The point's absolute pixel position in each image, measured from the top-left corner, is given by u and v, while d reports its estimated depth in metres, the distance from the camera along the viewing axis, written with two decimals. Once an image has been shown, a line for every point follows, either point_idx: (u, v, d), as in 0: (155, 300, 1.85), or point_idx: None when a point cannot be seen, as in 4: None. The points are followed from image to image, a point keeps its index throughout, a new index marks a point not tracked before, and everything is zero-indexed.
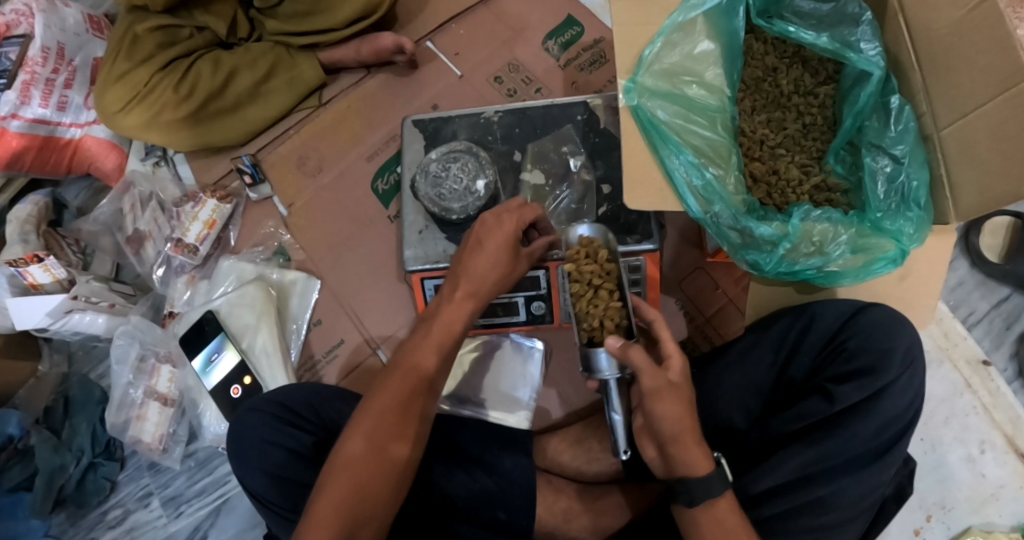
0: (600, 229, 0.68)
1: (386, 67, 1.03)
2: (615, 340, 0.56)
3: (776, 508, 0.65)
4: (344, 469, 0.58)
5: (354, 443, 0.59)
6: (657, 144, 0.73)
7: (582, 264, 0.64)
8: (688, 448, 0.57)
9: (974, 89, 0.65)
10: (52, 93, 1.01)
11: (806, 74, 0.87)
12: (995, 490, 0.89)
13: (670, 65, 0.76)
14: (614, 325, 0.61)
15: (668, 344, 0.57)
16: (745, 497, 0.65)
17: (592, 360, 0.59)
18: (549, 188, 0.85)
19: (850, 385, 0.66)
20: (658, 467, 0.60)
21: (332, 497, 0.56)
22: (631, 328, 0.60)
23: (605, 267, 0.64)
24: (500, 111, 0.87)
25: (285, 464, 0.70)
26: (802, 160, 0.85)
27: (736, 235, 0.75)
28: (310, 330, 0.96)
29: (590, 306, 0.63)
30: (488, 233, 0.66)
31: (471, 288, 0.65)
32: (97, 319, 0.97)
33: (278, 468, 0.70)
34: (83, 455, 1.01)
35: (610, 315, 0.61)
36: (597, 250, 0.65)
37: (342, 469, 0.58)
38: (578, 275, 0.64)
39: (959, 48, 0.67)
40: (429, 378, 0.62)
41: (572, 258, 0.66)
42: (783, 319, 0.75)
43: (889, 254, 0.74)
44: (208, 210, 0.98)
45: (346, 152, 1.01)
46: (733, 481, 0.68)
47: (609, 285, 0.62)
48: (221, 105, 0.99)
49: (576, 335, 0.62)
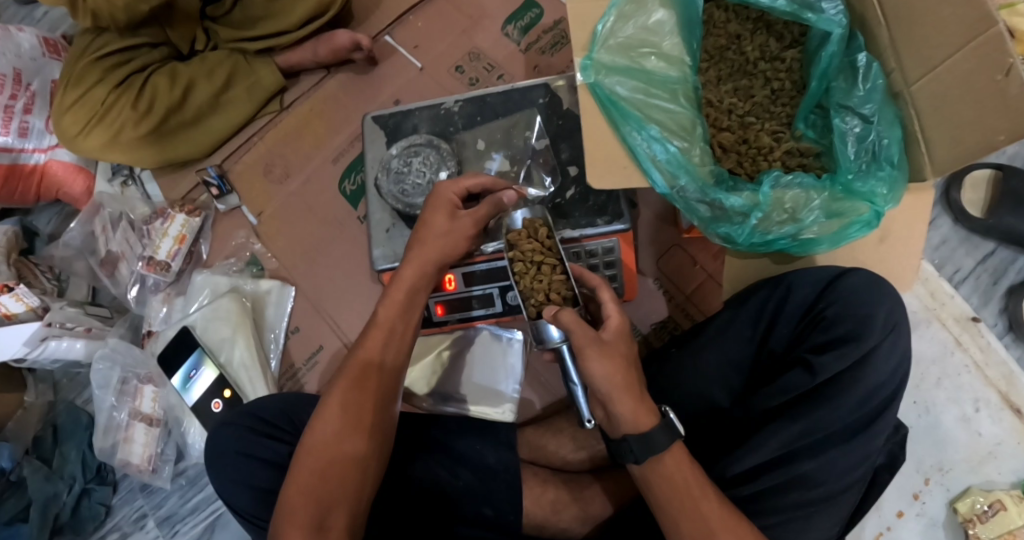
0: (537, 209, 0.69)
1: (345, 66, 1.01)
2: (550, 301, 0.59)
3: (761, 485, 0.63)
4: (307, 465, 0.61)
5: (324, 437, 0.62)
6: (618, 121, 0.72)
7: (524, 243, 0.67)
8: (636, 415, 0.56)
9: (941, 40, 0.64)
10: (12, 120, 1.00)
11: (771, 39, 0.85)
12: (992, 449, 0.88)
13: (625, 38, 0.74)
14: (561, 297, 0.64)
15: (609, 306, 0.61)
16: (729, 478, 0.65)
17: (542, 331, 0.61)
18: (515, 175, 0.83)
19: (831, 355, 0.65)
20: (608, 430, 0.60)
21: (306, 481, 0.60)
22: (577, 297, 0.64)
23: (546, 244, 0.67)
24: (460, 100, 0.86)
25: (272, 479, 0.70)
26: (772, 127, 0.83)
27: (706, 209, 0.74)
28: (288, 337, 0.95)
29: (536, 282, 0.65)
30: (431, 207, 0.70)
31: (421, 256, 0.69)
32: (74, 345, 0.95)
33: (262, 484, 0.70)
34: (75, 482, 1.00)
35: (556, 288, 0.64)
36: (537, 229, 0.68)
37: (314, 459, 0.61)
38: (520, 255, 0.67)
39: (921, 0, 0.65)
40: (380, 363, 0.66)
41: (513, 239, 0.67)
42: (759, 291, 0.73)
43: (864, 217, 0.72)
44: (177, 225, 0.97)
45: (312, 155, 0.99)
46: (712, 464, 0.67)
47: (551, 260, 0.66)
48: (182, 118, 0.98)
49: (526, 312, 0.64)
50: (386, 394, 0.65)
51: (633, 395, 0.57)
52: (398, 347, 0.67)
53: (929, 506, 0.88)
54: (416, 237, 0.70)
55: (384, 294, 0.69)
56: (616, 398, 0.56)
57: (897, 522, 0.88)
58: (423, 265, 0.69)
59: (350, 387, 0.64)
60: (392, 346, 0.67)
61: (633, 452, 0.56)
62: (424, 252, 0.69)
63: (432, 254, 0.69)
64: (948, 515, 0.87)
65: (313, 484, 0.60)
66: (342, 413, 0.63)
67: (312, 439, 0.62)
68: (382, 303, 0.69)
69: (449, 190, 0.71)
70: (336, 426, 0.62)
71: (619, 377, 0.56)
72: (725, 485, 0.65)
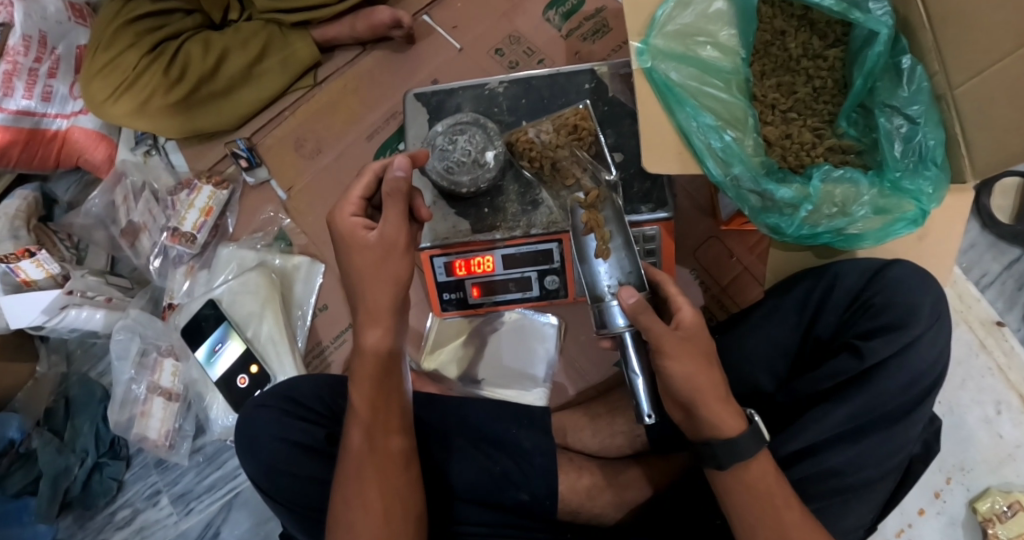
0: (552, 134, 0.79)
1: (382, 44, 0.99)
2: (629, 296, 0.58)
3: (805, 471, 0.64)
4: (355, 463, 0.61)
5: (354, 430, 0.62)
6: (674, 107, 0.71)
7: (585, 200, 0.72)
8: (720, 415, 0.58)
9: (988, 45, 0.63)
10: (36, 83, 0.98)
11: (814, 38, 0.84)
12: (1012, 450, 0.89)
13: (683, 25, 0.73)
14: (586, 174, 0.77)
15: (677, 299, 0.61)
16: (783, 455, 0.64)
17: (606, 315, 0.63)
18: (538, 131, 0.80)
19: (879, 341, 0.65)
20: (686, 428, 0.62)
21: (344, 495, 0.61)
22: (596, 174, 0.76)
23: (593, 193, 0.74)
24: (504, 82, 0.85)
25: (292, 460, 0.70)
26: (813, 124, 0.83)
27: (757, 198, 0.73)
28: (316, 315, 0.93)
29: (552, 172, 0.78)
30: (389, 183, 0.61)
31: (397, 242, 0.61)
32: (94, 314, 0.94)
33: (279, 462, 0.70)
34: (87, 456, 0.98)
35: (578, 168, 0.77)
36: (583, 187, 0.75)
37: (352, 476, 0.61)
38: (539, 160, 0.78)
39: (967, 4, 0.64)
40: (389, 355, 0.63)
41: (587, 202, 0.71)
42: (803, 281, 0.73)
43: (909, 214, 0.73)
44: (204, 197, 0.95)
45: (345, 132, 0.97)
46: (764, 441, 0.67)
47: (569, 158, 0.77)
48: (213, 88, 0.96)
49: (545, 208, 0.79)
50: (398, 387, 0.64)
51: (711, 392, 0.58)
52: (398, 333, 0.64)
53: (950, 504, 0.89)
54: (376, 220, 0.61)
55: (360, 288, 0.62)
56: (703, 399, 0.58)
57: (918, 520, 0.90)
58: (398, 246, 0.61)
59: (366, 381, 0.63)
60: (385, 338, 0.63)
61: (711, 451, 0.58)
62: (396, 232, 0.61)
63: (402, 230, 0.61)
64: (968, 514, 0.88)
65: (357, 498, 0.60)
66: (368, 410, 0.62)
67: (343, 464, 0.62)
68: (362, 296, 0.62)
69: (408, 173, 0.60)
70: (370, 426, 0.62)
71: (701, 378, 0.57)
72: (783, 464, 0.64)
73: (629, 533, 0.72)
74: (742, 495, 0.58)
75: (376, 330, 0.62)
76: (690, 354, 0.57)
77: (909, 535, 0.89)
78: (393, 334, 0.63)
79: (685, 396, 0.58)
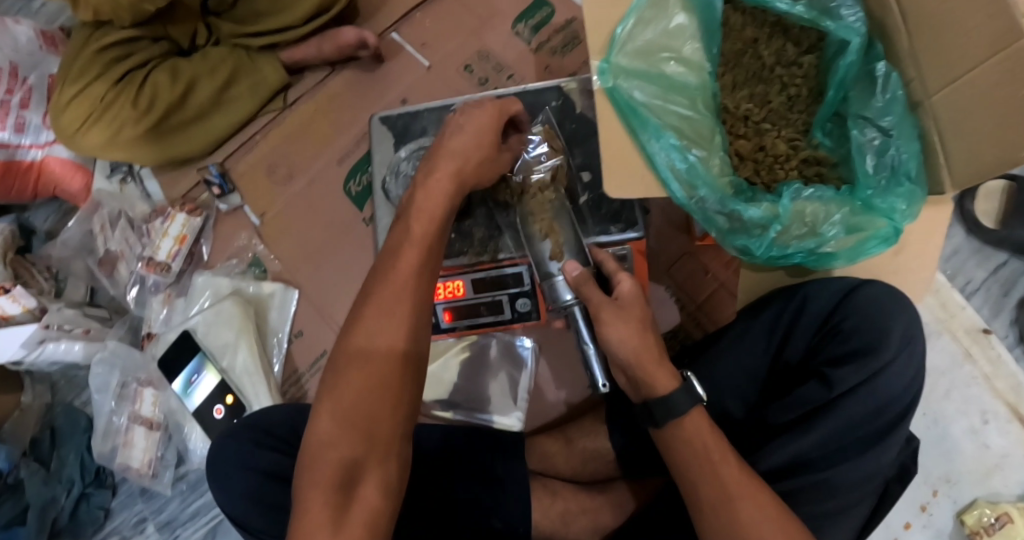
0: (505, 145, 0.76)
1: (351, 64, 0.98)
2: (573, 269, 0.64)
3: (790, 487, 0.62)
4: (324, 459, 0.53)
5: (327, 424, 0.54)
6: (636, 128, 0.70)
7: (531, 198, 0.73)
8: (655, 375, 0.60)
9: (962, 52, 0.60)
10: (8, 115, 0.98)
11: (788, 44, 0.82)
12: (999, 460, 0.88)
13: (645, 42, 0.72)
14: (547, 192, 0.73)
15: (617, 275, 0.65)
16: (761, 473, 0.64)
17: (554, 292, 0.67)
18: None
19: (848, 368, 0.63)
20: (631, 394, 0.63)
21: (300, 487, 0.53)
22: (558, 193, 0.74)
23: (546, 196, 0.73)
24: (470, 102, 0.83)
25: (263, 489, 0.70)
26: (788, 135, 0.81)
27: (724, 220, 0.71)
28: (292, 341, 0.92)
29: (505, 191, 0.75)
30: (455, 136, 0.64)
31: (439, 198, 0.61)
32: (73, 346, 0.94)
33: (252, 493, 0.69)
34: (73, 486, 0.99)
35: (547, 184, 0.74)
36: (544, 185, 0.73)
37: (310, 473, 0.53)
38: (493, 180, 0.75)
39: (938, 9, 0.62)
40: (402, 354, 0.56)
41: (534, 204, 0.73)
42: (772, 304, 0.72)
43: (881, 232, 0.70)
44: (178, 225, 0.95)
45: (317, 155, 0.96)
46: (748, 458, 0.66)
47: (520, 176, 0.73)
48: (183, 116, 0.95)
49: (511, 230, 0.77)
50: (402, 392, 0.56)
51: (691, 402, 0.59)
52: (417, 339, 0.57)
53: (936, 517, 0.88)
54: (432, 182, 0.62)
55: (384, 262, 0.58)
56: (639, 361, 0.60)
57: (904, 534, 0.88)
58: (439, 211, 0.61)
59: (351, 373, 0.55)
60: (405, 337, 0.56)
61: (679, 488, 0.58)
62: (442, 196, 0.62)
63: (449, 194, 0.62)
64: (956, 527, 0.87)
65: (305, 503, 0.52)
66: (352, 405, 0.54)
67: (309, 457, 0.54)
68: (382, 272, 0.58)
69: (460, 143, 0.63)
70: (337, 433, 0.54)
71: (634, 340, 0.60)
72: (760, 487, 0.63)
73: None
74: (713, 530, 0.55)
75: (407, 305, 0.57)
76: (624, 317, 0.61)
77: None
78: (402, 329, 0.56)
79: (622, 361, 0.60)
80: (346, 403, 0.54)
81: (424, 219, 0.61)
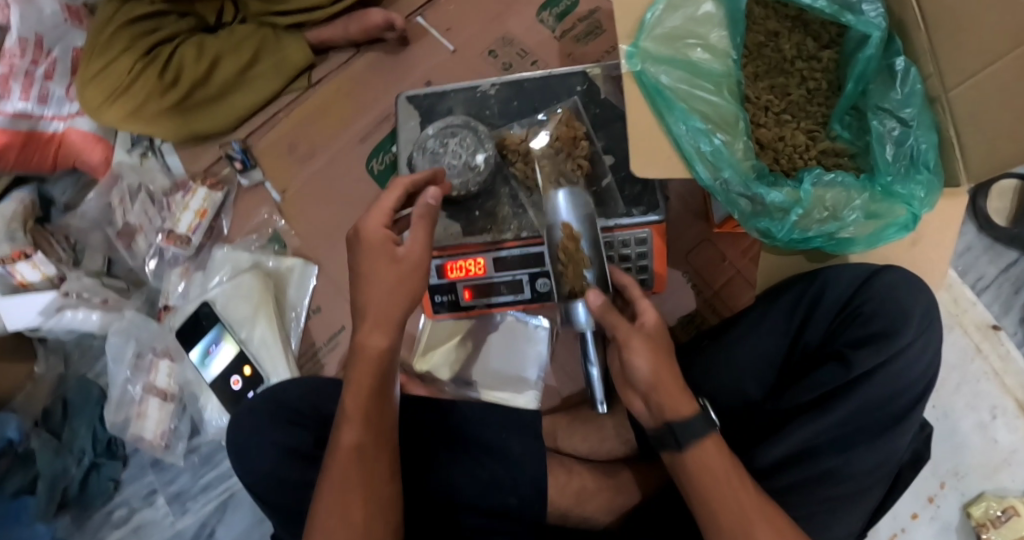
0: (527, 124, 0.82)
1: (375, 45, 0.98)
2: (596, 297, 0.60)
3: (790, 479, 0.63)
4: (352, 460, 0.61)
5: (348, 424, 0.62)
6: (663, 111, 0.71)
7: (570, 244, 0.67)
8: (676, 398, 0.58)
9: (980, 48, 0.62)
10: (32, 85, 0.99)
11: (808, 39, 0.84)
12: (1007, 456, 0.90)
13: (672, 28, 0.73)
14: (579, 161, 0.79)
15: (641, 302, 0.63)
16: (760, 467, 0.65)
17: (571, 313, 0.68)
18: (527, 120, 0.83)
19: (868, 350, 0.64)
20: (647, 420, 0.61)
21: (329, 495, 0.60)
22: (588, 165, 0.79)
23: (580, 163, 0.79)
24: (496, 84, 0.84)
25: (283, 464, 0.70)
26: (807, 126, 0.83)
27: (747, 203, 0.73)
28: (309, 317, 0.93)
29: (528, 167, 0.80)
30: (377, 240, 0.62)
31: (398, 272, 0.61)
32: (90, 315, 0.95)
33: (273, 469, 0.70)
34: (84, 456, 0.99)
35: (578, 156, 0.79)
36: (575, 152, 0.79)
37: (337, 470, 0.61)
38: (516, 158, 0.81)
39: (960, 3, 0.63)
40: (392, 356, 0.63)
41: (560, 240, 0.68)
42: (793, 287, 0.73)
43: (900, 219, 0.72)
44: (199, 199, 0.96)
45: (338, 134, 0.96)
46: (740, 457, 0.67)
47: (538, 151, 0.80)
48: (207, 93, 0.96)
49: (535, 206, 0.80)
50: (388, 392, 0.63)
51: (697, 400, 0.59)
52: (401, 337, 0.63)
53: (943, 509, 0.89)
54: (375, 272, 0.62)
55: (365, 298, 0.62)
56: (659, 381, 0.58)
57: (911, 525, 0.90)
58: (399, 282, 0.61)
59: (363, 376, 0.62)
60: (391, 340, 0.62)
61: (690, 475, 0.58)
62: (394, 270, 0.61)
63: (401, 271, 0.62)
64: (962, 519, 0.89)
65: (338, 502, 0.59)
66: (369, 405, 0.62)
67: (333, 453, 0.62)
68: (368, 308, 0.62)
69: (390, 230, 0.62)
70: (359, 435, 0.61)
71: (659, 361, 0.58)
72: (775, 469, 0.64)
73: None
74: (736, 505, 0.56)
75: (382, 337, 0.61)
76: (649, 342, 0.59)
77: None
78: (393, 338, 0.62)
79: (644, 383, 0.58)
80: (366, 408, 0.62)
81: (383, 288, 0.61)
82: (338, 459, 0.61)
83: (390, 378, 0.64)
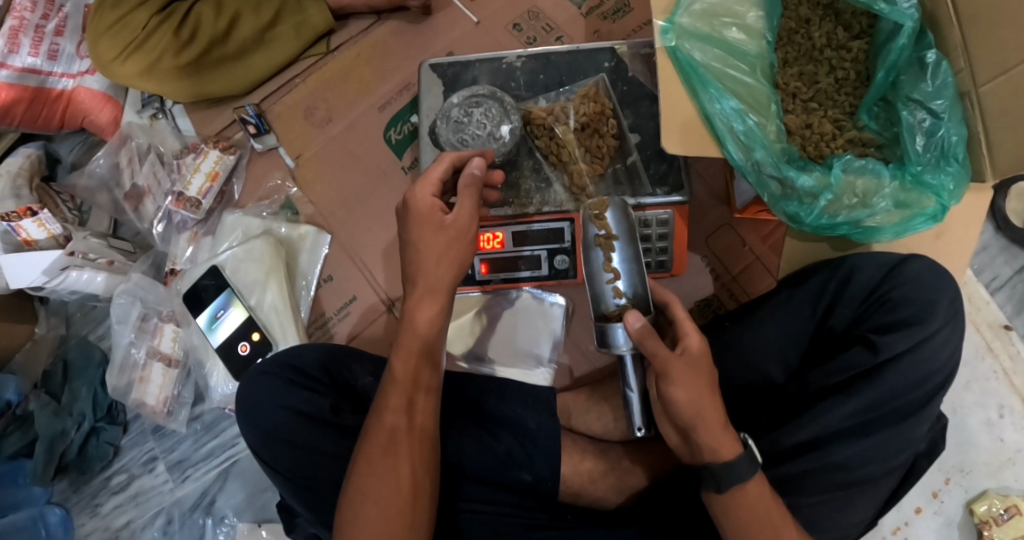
0: (554, 98, 0.81)
1: (397, 13, 0.96)
2: (635, 320, 0.55)
3: (801, 466, 0.63)
4: (390, 442, 0.59)
5: (389, 404, 0.61)
6: (697, 88, 0.69)
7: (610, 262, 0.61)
8: (720, 443, 0.56)
9: (1014, 41, 0.58)
10: (42, 41, 0.97)
11: (839, 28, 0.79)
12: (1012, 455, 0.90)
13: (710, 5, 0.71)
14: (609, 136, 0.78)
15: (685, 324, 0.58)
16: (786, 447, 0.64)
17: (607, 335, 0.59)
18: (554, 93, 0.81)
19: (894, 335, 0.64)
20: (682, 451, 0.59)
21: (368, 464, 0.59)
22: (621, 141, 0.78)
23: (609, 139, 0.78)
24: (523, 56, 0.83)
25: (294, 428, 0.69)
26: (835, 115, 0.78)
27: (776, 185, 0.72)
28: (320, 286, 0.92)
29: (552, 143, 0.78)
30: (419, 221, 0.62)
31: (436, 254, 0.61)
32: (96, 277, 0.94)
33: (280, 430, 0.69)
34: (84, 421, 0.97)
35: (607, 133, 0.78)
36: (603, 125, 0.78)
37: (375, 453, 0.59)
38: (542, 133, 0.79)
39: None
40: (429, 343, 0.63)
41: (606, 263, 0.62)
42: (819, 273, 0.72)
43: (928, 210, 0.69)
44: (210, 162, 0.94)
45: (357, 102, 0.94)
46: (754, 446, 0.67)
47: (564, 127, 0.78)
48: (224, 52, 0.94)
49: (561, 185, 0.79)
50: (430, 373, 0.63)
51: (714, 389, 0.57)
52: (443, 332, 0.63)
53: (947, 504, 0.90)
54: (415, 256, 0.62)
55: (415, 275, 0.62)
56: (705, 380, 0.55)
57: (914, 518, 0.90)
58: (459, 264, 0.62)
59: (402, 358, 0.62)
60: (436, 323, 0.62)
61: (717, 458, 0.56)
62: (447, 237, 0.62)
63: (439, 248, 0.61)
64: (965, 515, 0.89)
65: (376, 484, 0.58)
66: (399, 382, 0.61)
67: (369, 437, 0.60)
68: (412, 283, 0.62)
69: (430, 197, 0.62)
70: (393, 416, 0.60)
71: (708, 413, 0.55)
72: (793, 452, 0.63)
73: (628, 517, 0.71)
74: (753, 483, 0.56)
75: (429, 309, 0.62)
76: (693, 378, 0.55)
77: (905, 533, 0.90)
78: (438, 319, 0.63)
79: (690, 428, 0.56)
80: (394, 391, 0.61)
81: (433, 263, 0.61)
82: (379, 429, 0.60)
83: (437, 358, 0.64)
